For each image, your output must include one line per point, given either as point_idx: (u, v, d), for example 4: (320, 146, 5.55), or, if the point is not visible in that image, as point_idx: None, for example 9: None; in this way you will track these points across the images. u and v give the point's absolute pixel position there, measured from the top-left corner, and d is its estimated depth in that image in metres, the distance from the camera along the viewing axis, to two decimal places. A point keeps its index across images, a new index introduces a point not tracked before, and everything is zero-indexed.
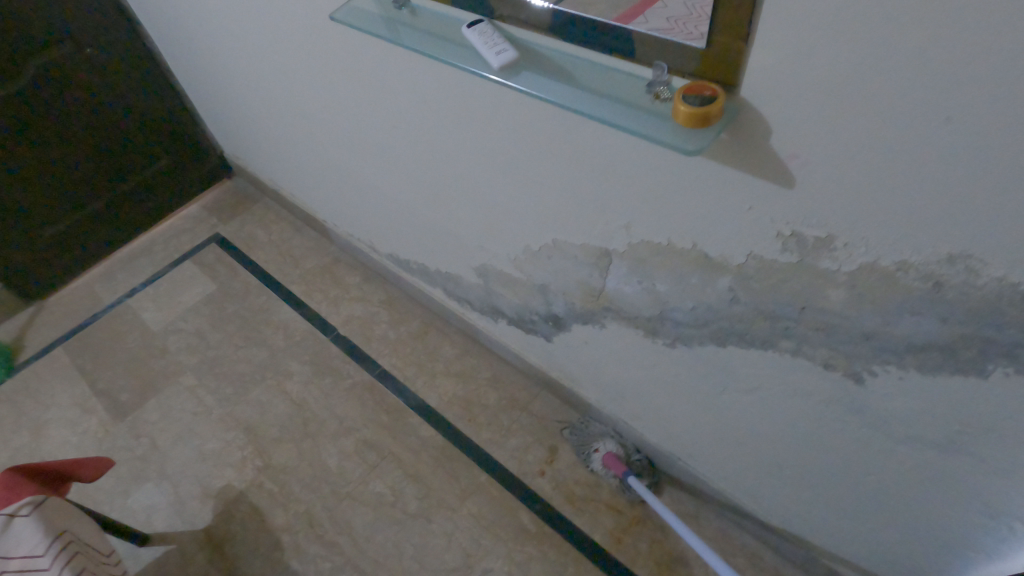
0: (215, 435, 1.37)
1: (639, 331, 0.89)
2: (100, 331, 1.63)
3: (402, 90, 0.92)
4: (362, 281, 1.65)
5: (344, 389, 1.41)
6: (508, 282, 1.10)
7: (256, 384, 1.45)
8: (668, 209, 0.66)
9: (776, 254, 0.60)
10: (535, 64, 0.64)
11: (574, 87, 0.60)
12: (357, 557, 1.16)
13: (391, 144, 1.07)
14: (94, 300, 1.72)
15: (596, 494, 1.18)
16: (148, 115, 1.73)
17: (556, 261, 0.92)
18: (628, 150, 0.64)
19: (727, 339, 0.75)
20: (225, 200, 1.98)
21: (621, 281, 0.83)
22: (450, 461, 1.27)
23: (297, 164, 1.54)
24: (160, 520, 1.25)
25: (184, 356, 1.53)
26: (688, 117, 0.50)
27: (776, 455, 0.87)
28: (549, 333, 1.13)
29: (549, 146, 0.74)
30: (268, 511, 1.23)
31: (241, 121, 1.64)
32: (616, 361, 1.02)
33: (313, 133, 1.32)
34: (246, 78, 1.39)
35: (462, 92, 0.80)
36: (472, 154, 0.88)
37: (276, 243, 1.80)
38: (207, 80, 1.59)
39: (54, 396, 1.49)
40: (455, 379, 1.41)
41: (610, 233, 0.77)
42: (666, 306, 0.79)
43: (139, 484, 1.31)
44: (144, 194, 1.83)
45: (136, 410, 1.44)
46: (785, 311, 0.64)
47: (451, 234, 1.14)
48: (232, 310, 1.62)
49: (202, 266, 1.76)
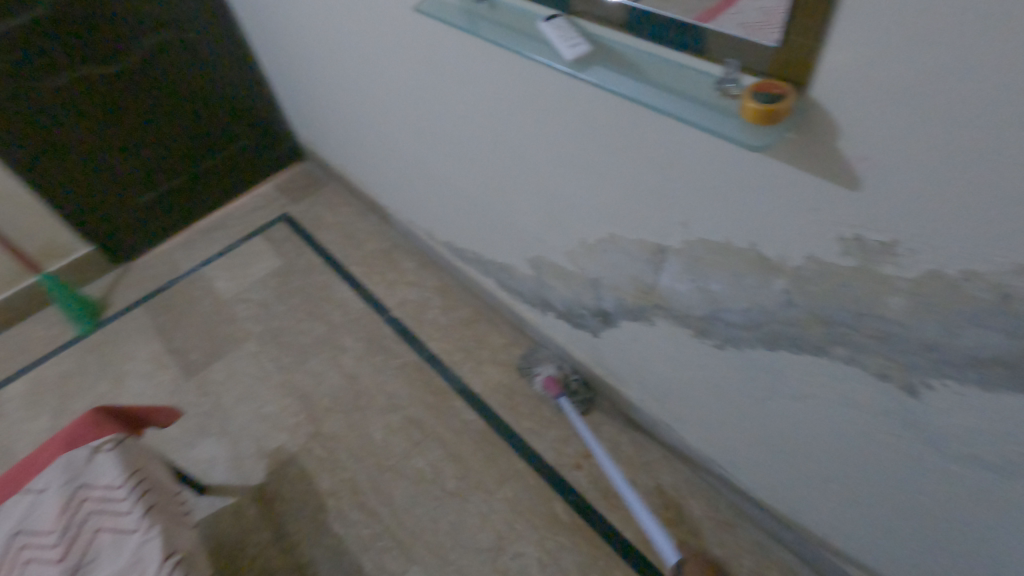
0: (273, 399, 1.45)
1: (689, 330, 0.89)
2: (178, 295, 1.76)
3: (473, 81, 0.95)
4: (418, 267, 1.71)
5: (395, 368, 1.48)
6: (560, 275, 1.13)
7: (313, 356, 1.53)
8: (728, 208, 0.67)
9: (836, 257, 0.60)
10: (607, 58, 0.66)
11: (644, 83, 0.62)
12: (395, 527, 1.21)
13: (459, 135, 1.11)
14: (173, 266, 1.85)
15: (631, 492, 1.19)
16: (233, 98, 1.85)
17: (611, 256, 0.94)
18: (692, 148, 0.65)
19: (779, 342, 0.75)
20: (296, 182, 2.10)
21: (675, 278, 0.84)
22: (490, 445, 1.30)
23: (367, 152, 1.62)
24: (219, 472, 1.34)
25: (250, 324, 1.64)
26: (754, 112, 0.51)
27: (822, 468, 0.85)
28: (597, 328, 1.15)
29: (613, 141, 0.76)
30: (316, 475, 1.31)
31: (316, 107, 1.73)
32: (662, 360, 1.03)
33: (383, 121, 1.38)
34: (325, 66, 1.47)
35: (531, 84, 0.83)
36: (538, 146, 0.91)
37: (340, 225, 1.89)
38: (289, 66, 1.69)
39: (134, 350, 1.62)
40: (501, 367, 1.44)
41: (667, 230, 0.78)
42: (719, 306, 0.79)
43: (203, 437, 1.41)
44: (224, 171, 1.95)
45: (204, 369, 1.55)
46: (842, 317, 0.64)
47: (509, 225, 1.17)
48: (295, 285, 1.72)
49: (271, 242, 1.87)
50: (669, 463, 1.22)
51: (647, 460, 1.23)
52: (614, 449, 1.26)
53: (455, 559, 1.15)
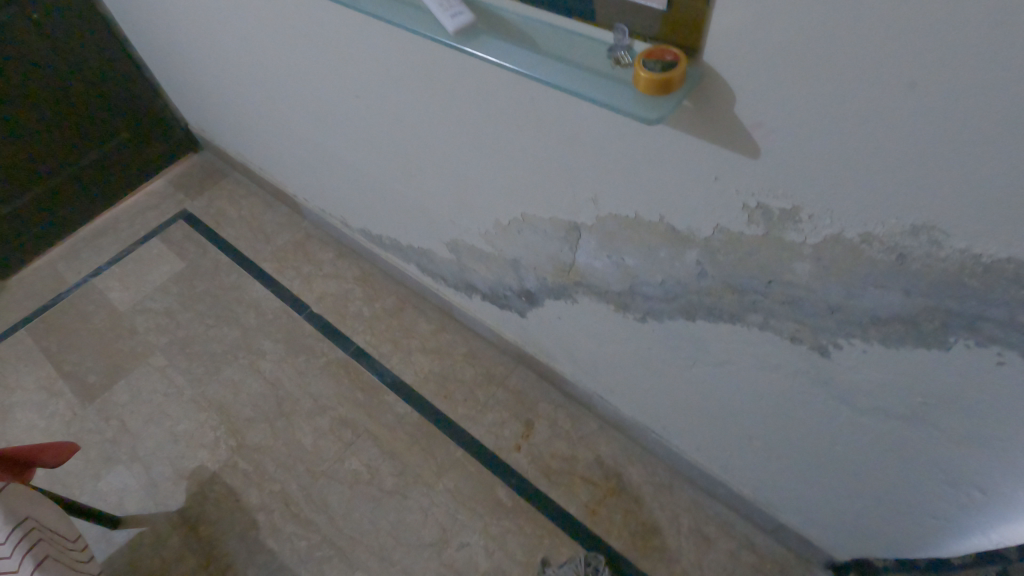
0: (187, 416, 1.34)
1: (611, 305, 0.88)
2: (65, 311, 1.58)
3: (362, 56, 0.87)
4: (335, 257, 1.62)
5: (319, 368, 1.40)
6: (480, 257, 1.08)
7: (228, 364, 1.42)
8: (635, 180, 0.64)
9: (742, 226, 0.59)
10: (493, 28, 0.60)
11: (533, 53, 0.57)
12: (333, 535, 1.15)
13: (357, 116, 1.02)
14: (57, 280, 1.66)
15: (571, 467, 1.19)
16: (104, 85, 1.65)
17: (527, 235, 0.90)
18: (591, 121, 0.62)
19: (696, 312, 0.74)
20: (192, 175, 1.92)
21: (591, 255, 0.81)
22: (426, 437, 1.26)
23: (265, 139, 1.49)
24: (133, 502, 1.23)
25: (154, 336, 1.50)
26: (647, 83, 0.47)
27: (747, 428, 0.87)
28: (523, 308, 1.12)
29: (512, 116, 0.71)
30: (243, 491, 1.22)
31: (202, 91, 1.57)
32: (589, 336, 1.01)
33: (276, 104, 1.26)
34: (203, 45, 1.32)
35: (423, 60, 0.76)
36: (438, 125, 0.85)
37: (247, 218, 1.75)
38: (164, 47, 1.51)
39: (19, 379, 1.45)
40: (432, 355, 1.39)
41: (578, 207, 0.75)
42: (636, 280, 0.78)
43: (111, 466, 1.29)
44: (103, 168, 1.75)
45: (105, 392, 1.40)
46: (753, 285, 0.63)
47: (421, 208, 1.11)
48: (201, 289, 1.59)
49: (169, 244, 1.71)
50: (606, 433, 1.23)
51: (584, 433, 1.23)
52: (551, 425, 1.25)
53: (400, 559, 1.11)
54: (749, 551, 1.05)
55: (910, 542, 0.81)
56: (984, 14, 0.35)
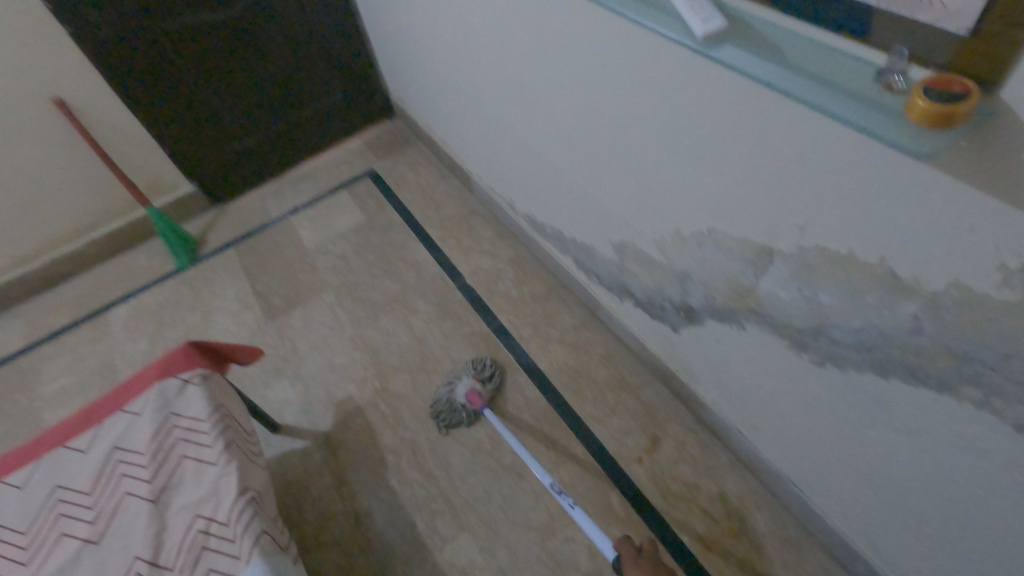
0: (345, 351, 1.50)
1: (786, 341, 0.82)
2: (265, 239, 1.84)
3: (582, 50, 0.89)
4: (495, 236, 1.69)
5: (463, 335, 1.48)
6: (645, 263, 1.07)
7: (386, 314, 1.56)
8: (860, 215, 0.59)
9: (990, 288, 0.51)
10: (742, 35, 0.59)
11: (786, 66, 0.54)
12: (449, 492, 1.23)
13: (558, 107, 1.06)
14: (263, 211, 1.93)
15: (691, 495, 1.15)
16: (331, 50, 1.87)
17: (708, 251, 0.87)
18: (829, 145, 0.58)
19: (893, 371, 0.67)
20: (384, 138, 2.11)
21: (779, 284, 0.76)
22: (549, 425, 1.29)
23: (458, 116, 1.59)
24: (290, 414, 1.41)
25: (329, 275, 1.69)
26: (925, 113, 0.43)
27: (920, 510, 0.77)
28: (678, 323, 1.09)
29: (732, 129, 0.69)
30: (379, 430, 1.35)
31: (411, 65, 1.72)
32: (748, 367, 0.96)
33: (478, 85, 1.35)
34: (424, 24, 1.45)
35: (647, 59, 0.76)
36: (643, 127, 0.85)
37: (422, 186, 1.89)
38: (388, 23, 1.68)
39: (223, 288, 1.72)
40: (569, 349, 1.41)
41: (779, 232, 0.71)
42: (828, 321, 0.72)
43: (279, 379, 1.48)
44: (315, 122, 2.00)
45: (284, 314, 1.62)
46: (982, 355, 0.56)
47: (597, 204, 1.12)
48: (374, 242, 1.75)
49: (354, 197, 1.90)
50: (736, 471, 1.16)
51: (712, 464, 1.18)
52: (678, 447, 1.21)
53: (505, 533, 1.16)
54: None
55: None
56: None
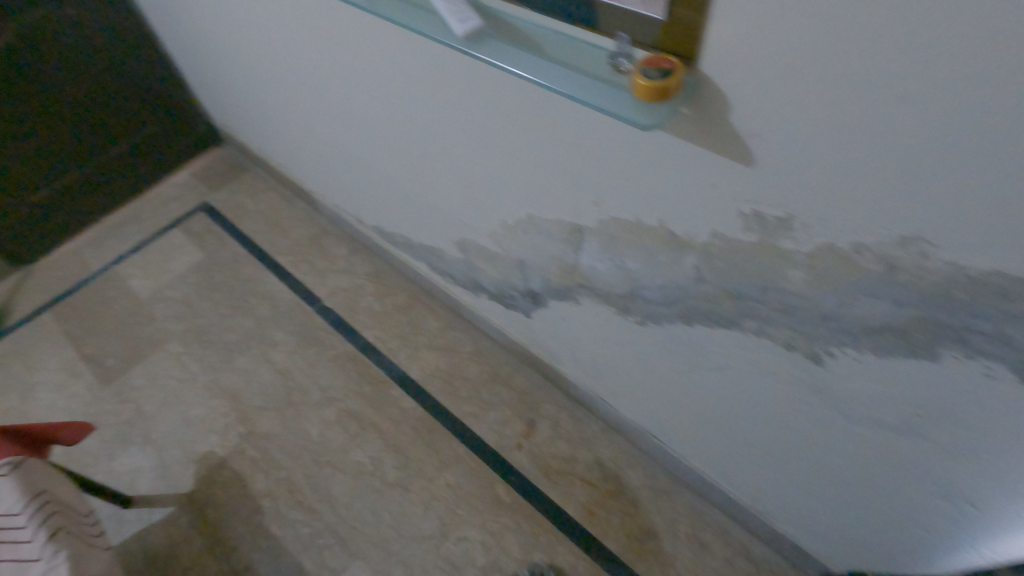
0: (200, 402, 1.38)
1: (613, 308, 0.89)
2: (89, 297, 1.63)
3: (378, 59, 0.89)
4: (349, 253, 1.65)
5: (328, 360, 1.43)
6: (487, 257, 1.10)
7: (242, 353, 1.46)
8: (635, 185, 0.65)
9: (739, 233, 0.59)
10: (501, 33, 0.62)
11: (538, 59, 0.59)
12: (335, 523, 1.18)
13: (372, 116, 1.05)
14: (82, 266, 1.72)
15: (571, 468, 1.20)
16: (133, 80, 1.71)
17: (533, 237, 0.92)
18: (595, 126, 0.63)
19: (696, 317, 0.75)
20: (215, 167, 1.97)
21: (594, 257, 0.82)
22: (430, 432, 1.28)
23: (285, 136, 1.53)
24: (145, 483, 1.27)
25: (171, 323, 1.54)
26: (645, 90, 0.49)
27: (745, 434, 0.87)
28: (528, 308, 1.13)
29: (518, 119, 0.72)
30: (250, 476, 1.26)
31: (226, 88, 1.61)
32: (592, 338, 1.03)
33: (295, 103, 1.30)
34: (227, 45, 1.37)
35: (434, 62, 0.78)
36: (448, 127, 0.87)
37: (265, 212, 1.79)
38: (191, 45, 1.56)
39: (43, 360, 1.51)
40: (440, 352, 1.41)
41: (581, 209, 0.76)
42: (638, 284, 0.78)
43: (126, 447, 1.33)
44: (128, 160, 1.81)
45: (123, 375, 1.45)
46: (749, 291, 0.64)
47: (432, 208, 1.13)
48: (219, 279, 1.63)
49: (190, 235, 1.75)
50: (608, 436, 1.24)
51: (586, 435, 1.24)
52: (553, 426, 1.27)
53: (399, 550, 1.14)
54: (746, 560, 1.05)
55: (905, 557, 0.80)
56: (969, 32, 0.36)
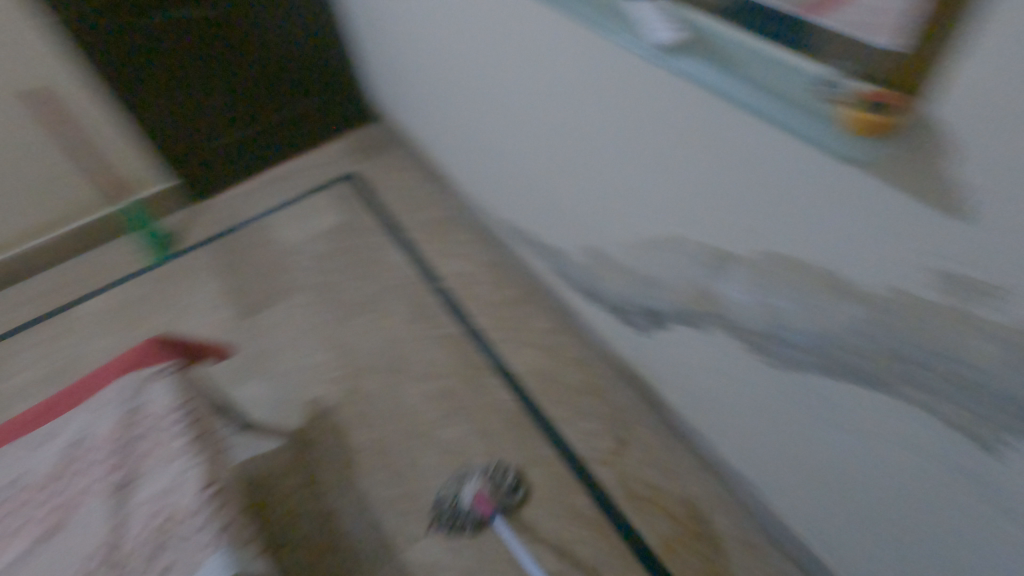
0: (317, 351, 1.50)
1: (744, 344, 0.85)
2: (241, 238, 1.83)
3: (551, 60, 0.92)
4: (471, 240, 1.71)
5: (436, 337, 1.49)
6: (614, 268, 1.10)
7: (360, 314, 1.57)
8: (811, 221, 0.62)
9: (922, 290, 0.55)
10: (701, 49, 0.63)
11: (739, 79, 0.59)
12: (417, 492, 1.23)
13: (528, 115, 1.09)
14: (241, 210, 1.93)
15: (656, 497, 1.17)
16: (314, 53, 1.90)
17: (671, 256, 0.90)
18: (779, 154, 0.61)
19: (841, 371, 0.70)
20: (365, 141, 2.12)
21: (737, 288, 0.79)
22: (520, 427, 1.30)
23: (436, 121, 1.62)
24: (260, 413, 1.40)
25: (305, 275, 1.69)
26: (859, 122, 0.47)
27: (870, 509, 0.80)
28: (644, 327, 1.12)
29: (692, 137, 0.72)
30: (350, 429, 1.34)
31: (391, 70, 1.74)
32: (710, 370, 0.99)
33: (455, 92, 1.38)
34: (403, 31, 1.48)
35: (610, 69, 0.80)
36: (607, 134, 0.88)
37: (401, 189, 1.91)
38: (369, 27, 1.70)
39: (196, 286, 1.71)
40: (542, 352, 1.43)
41: (737, 236, 0.74)
42: (781, 323, 0.75)
43: (250, 377, 1.47)
44: (295, 123, 2.01)
45: (257, 313, 1.61)
46: (918, 355, 0.59)
47: (568, 210, 1.15)
48: (351, 243, 1.76)
49: (333, 199, 1.91)
50: (701, 474, 1.19)
51: (678, 468, 1.20)
52: (645, 450, 1.24)
53: (472, 534, 1.16)
54: None
55: None
56: None
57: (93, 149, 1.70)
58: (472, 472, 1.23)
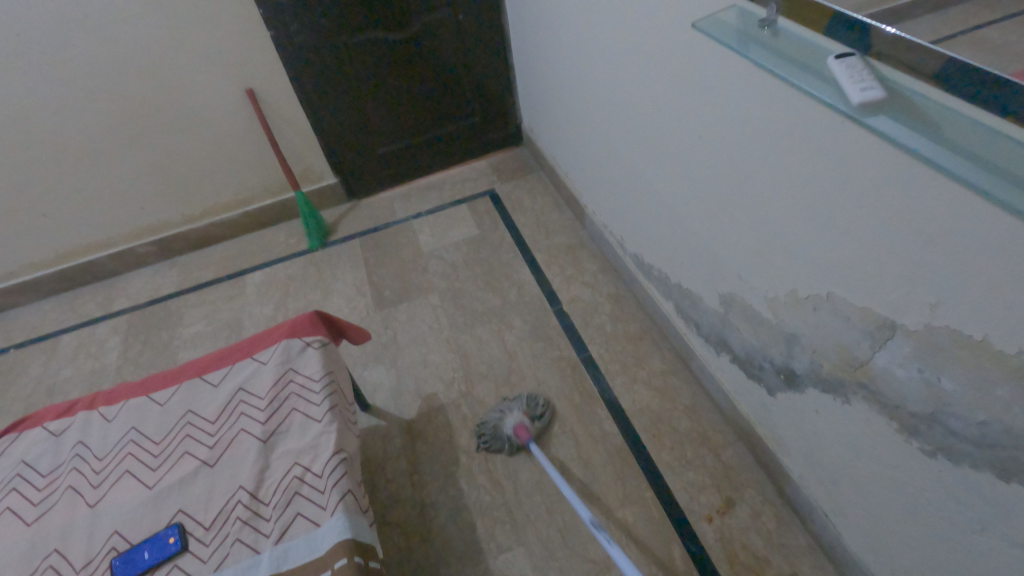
0: (439, 350, 1.60)
1: (895, 424, 0.79)
2: (387, 237, 2.01)
3: (723, 106, 0.93)
4: (598, 270, 1.74)
5: (551, 358, 1.53)
6: (751, 319, 1.06)
7: (482, 324, 1.65)
8: (1003, 305, 0.57)
9: None
10: (899, 108, 0.62)
11: (940, 144, 0.57)
12: (512, 503, 1.26)
13: (686, 155, 1.11)
14: (390, 212, 2.12)
15: (759, 569, 1.10)
16: (480, 80, 2.06)
17: (822, 316, 0.86)
18: (977, 228, 0.57)
19: (1017, 476, 0.63)
20: (509, 163, 2.24)
21: (897, 362, 0.74)
22: (622, 463, 1.29)
23: (585, 152, 1.68)
24: (381, 398, 1.51)
25: (438, 279, 1.81)
26: None
27: None
28: (775, 386, 1.07)
29: (870, 198, 0.69)
30: (457, 430, 1.41)
31: (549, 100, 1.84)
32: (846, 444, 0.92)
33: (611, 126, 1.42)
34: (569, 66, 1.56)
35: (787, 120, 0.79)
36: (774, 183, 0.87)
37: (537, 212, 1.99)
38: (536, 60, 1.82)
39: (344, 273, 1.90)
40: (655, 393, 1.41)
41: (906, 306, 0.69)
42: (946, 408, 0.69)
43: (377, 363, 1.60)
44: (451, 140, 2.17)
45: (391, 307, 1.75)
46: None
47: (710, 254, 1.14)
48: (483, 256, 1.86)
49: (473, 212, 2.03)
50: (814, 557, 1.10)
51: (788, 544, 1.12)
52: (753, 516, 1.17)
53: (559, 558, 1.16)
54: None
55: None
56: None
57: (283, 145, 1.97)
58: (512, 405, 1.37)
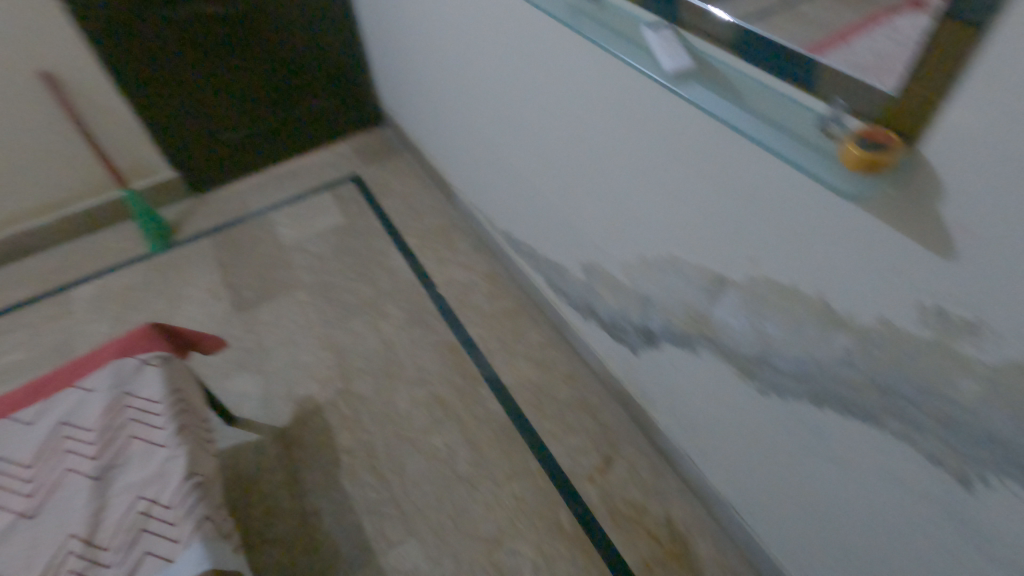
0: (310, 349, 1.50)
1: (735, 369, 0.86)
2: (242, 232, 1.84)
3: (564, 78, 0.94)
4: (471, 249, 1.72)
5: (430, 343, 1.50)
6: (611, 285, 1.11)
7: (356, 316, 1.57)
8: (804, 253, 0.64)
9: (913, 326, 0.56)
10: (706, 76, 0.65)
11: (741, 108, 0.61)
12: (400, 496, 1.23)
13: (537, 129, 1.12)
14: (244, 204, 1.94)
15: (639, 517, 1.17)
16: (330, 56, 1.93)
17: (668, 277, 0.92)
18: (779, 185, 0.63)
19: (829, 403, 0.71)
20: (372, 145, 2.14)
21: (730, 312, 0.80)
22: (507, 439, 1.30)
23: (445, 130, 1.64)
24: (248, 408, 1.39)
25: (303, 273, 1.69)
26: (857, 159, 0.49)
27: (852, 540, 0.81)
28: (637, 346, 1.13)
29: (694, 162, 0.74)
30: (336, 431, 1.34)
31: (404, 78, 1.77)
32: (700, 392, 1.00)
33: (466, 103, 1.39)
34: (418, 41, 1.50)
35: (619, 90, 0.82)
36: (615, 153, 0.90)
37: (405, 195, 1.92)
38: (385, 35, 1.73)
39: (195, 276, 1.71)
40: (535, 365, 1.43)
41: (732, 261, 0.75)
42: (771, 350, 0.76)
43: (241, 371, 1.47)
44: (305, 123, 2.03)
45: (253, 309, 1.61)
46: (902, 388, 0.60)
47: (569, 225, 1.17)
48: (352, 245, 1.76)
49: (337, 199, 1.92)
50: (684, 497, 1.19)
51: (663, 489, 1.21)
52: (631, 469, 1.24)
53: (452, 542, 1.16)
54: None
55: None
56: None
57: (102, 136, 1.71)
58: None
